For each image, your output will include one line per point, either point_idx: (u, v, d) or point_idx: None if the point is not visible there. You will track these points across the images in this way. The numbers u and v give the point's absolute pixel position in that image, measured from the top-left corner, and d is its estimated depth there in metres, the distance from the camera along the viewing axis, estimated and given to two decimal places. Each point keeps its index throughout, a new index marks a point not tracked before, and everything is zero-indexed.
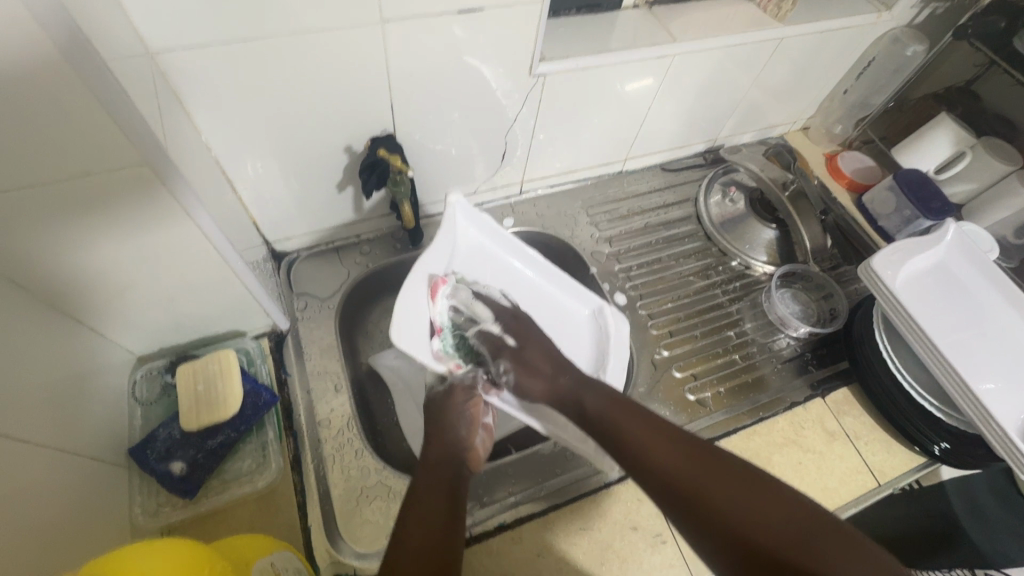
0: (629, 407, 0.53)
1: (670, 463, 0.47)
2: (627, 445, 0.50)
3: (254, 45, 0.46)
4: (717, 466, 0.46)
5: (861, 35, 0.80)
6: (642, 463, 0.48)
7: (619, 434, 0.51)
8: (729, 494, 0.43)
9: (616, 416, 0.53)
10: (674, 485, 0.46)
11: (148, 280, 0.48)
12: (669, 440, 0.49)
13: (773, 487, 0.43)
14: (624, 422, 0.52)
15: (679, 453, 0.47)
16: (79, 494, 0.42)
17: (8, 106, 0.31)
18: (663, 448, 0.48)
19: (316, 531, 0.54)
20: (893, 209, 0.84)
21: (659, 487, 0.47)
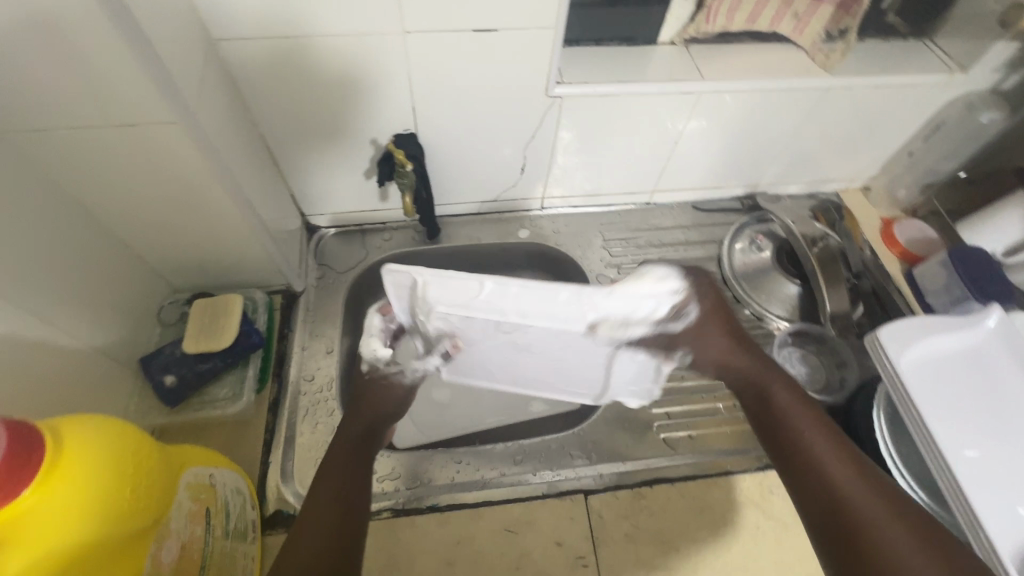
0: (823, 421, 0.54)
1: (842, 484, 0.47)
2: (806, 460, 0.51)
3: (293, 41, 0.55)
4: (884, 500, 0.46)
5: (926, 95, 0.75)
6: (814, 478, 0.49)
7: (795, 436, 0.53)
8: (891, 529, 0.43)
9: (798, 414, 0.54)
10: (834, 506, 0.46)
11: (180, 223, 0.58)
12: (851, 463, 0.49)
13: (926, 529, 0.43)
14: (810, 430, 0.53)
15: (857, 477, 0.48)
16: (84, 380, 0.52)
17: (75, 64, 0.40)
18: (843, 465, 0.49)
19: (272, 468, 0.61)
20: (943, 286, 0.76)
21: (817, 498, 0.48)
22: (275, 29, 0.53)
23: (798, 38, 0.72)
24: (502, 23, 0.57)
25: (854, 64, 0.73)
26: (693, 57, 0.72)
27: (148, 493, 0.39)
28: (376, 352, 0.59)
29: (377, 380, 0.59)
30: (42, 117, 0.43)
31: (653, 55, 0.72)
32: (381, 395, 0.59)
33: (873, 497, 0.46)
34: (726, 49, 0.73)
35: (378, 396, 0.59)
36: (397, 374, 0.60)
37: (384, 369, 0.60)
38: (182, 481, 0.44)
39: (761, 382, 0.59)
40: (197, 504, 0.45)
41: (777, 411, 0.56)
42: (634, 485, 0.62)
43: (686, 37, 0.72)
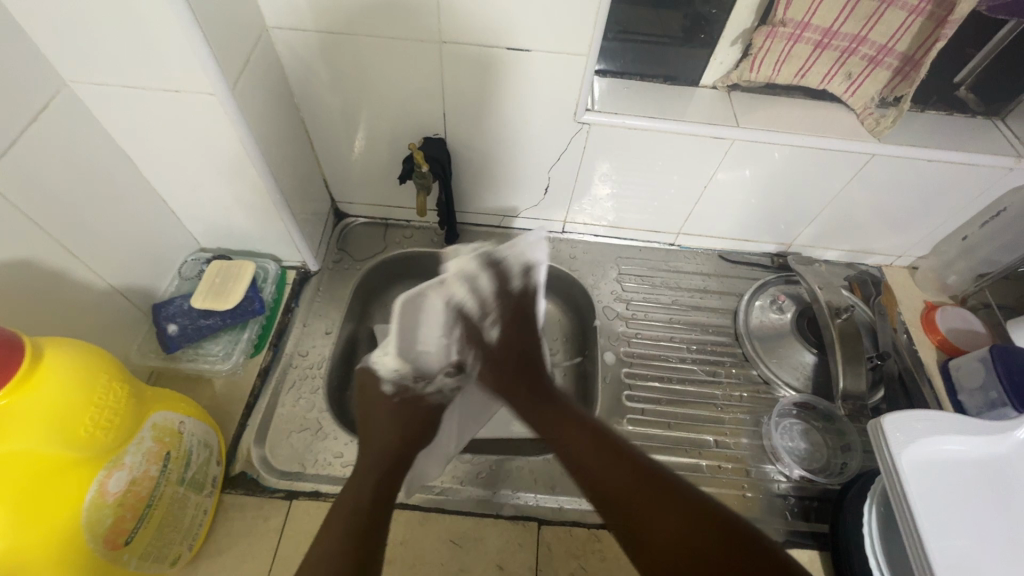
0: (592, 427, 0.50)
1: (620, 474, 0.45)
2: (580, 466, 0.47)
3: (338, 37, 0.59)
4: (653, 483, 0.43)
5: (986, 178, 0.70)
6: (593, 483, 0.46)
7: (561, 443, 0.50)
8: (671, 509, 0.41)
9: (564, 433, 0.50)
10: (619, 493, 0.44)
11: (209, 188, 0.62)
12: (614, 454, 0.47)
13: (700, 503, 0.41)
14: (573, 436, 0.50)
15: (627, 464, 0.45)
16: (94, 313, 0.57)
17: (131, 29, 0.44)
18: (613, 457, 0.46)
19: (247, 431, 0.63)
20: (979, 386, 0.70)
21: (607, 501, 0.44)
22: (323, 24, 0.58)
23: (850, 99, 0.69)
24: (535, 44, 0.58)
25: (907, 134, 0.69)
26: (733, 104, 0.70)
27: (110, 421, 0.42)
28: (396, 370, 0.59)
29: (412, 400, 0.58)
30: (99, 73, 0.48)
31: (692, 96, 0.71)
32: (420, 416, 0.58)
33: (633, 477, 0.44)
34: (769, 100, 0.71)
35: (411, 411, 0.58)
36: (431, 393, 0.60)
37: (414, 386, 0.60)
38: (148, 419, 0.47)
39: (530, 408, 0.54)
40: (157, 445, 0.47)
41: (556, 442, 0.50)
42: (592, 526, 0.60)
43: (729, 82, 0.70)
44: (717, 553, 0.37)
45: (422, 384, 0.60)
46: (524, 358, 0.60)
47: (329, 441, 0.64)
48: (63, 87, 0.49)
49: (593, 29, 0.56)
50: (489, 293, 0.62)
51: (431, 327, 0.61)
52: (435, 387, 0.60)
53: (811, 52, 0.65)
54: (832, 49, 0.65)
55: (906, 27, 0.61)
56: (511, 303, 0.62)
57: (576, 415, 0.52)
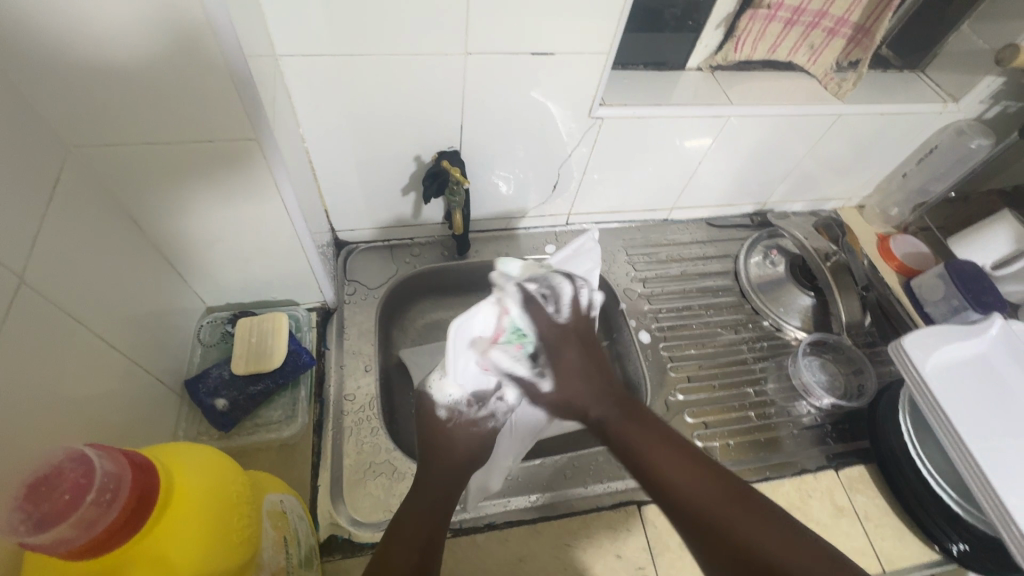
0: (667, 437, 0.51)
1: (702, 494, 0.45)
2: (658, 474, 0.48)
3: (355, 60, 0.55)
4: (739, 502, 0.44)
5: (923, 122, 0.82)
6: (673, 496, 0.46)
7: (647, 461, 0.49)
8: (758, 534, 0.42)
9: (641, 437, 0.51)
10: (697, 509, 0.45)
11: (232, 242, 0.56)
12: (695, 468, 0.47)
13: (790, 528, 0.42)
14: (655, 449, 0.50)
15: (706, 482, 0.46)
16: (138, 405, 0.50)
17: (172, 77, 0.39)
18: (694, 475, 0.47)
19: (322, 492, 0.59)
20: (941, 298, 0.82)
21: (681, 514, 0.45)
22: (338, 47, 0.53)
23: (811, 67, 0.77)
24: (559, 48, 0.59)
25: (861, 92, 0.79)
26: (718, 82, 0.76)
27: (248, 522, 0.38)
28: (452, 396, 0.58)
29: (468, 425, 0.59)
30: (122, 129, 0.42)
31: (682, 79, 0.75)
32: (472, 441, 0.58)
33: (716, 495, 0.45)
34: (747, 75, 0.78)
35: (463, 441, 0.58)
36: (489, 421, 0.59)
37: (469, 412, 0.59)
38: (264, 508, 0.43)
39: (600, 412, 0.54)
40: (277, 532, 0.44)
41: (626, 443, 0.51)
42: None
43: (713, 64, 0.76)
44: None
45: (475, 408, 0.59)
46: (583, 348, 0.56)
47: (409, 480, 0.62)
48: (69, 153, 0.42)
49: (616, 27, 0.58)
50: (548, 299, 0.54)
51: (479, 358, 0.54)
52: (489, 411, 0.59)
53: (783, 29, 0.72)
54: (799, 25, 0.72)
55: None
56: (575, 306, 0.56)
57: (660, 425, 0.52)
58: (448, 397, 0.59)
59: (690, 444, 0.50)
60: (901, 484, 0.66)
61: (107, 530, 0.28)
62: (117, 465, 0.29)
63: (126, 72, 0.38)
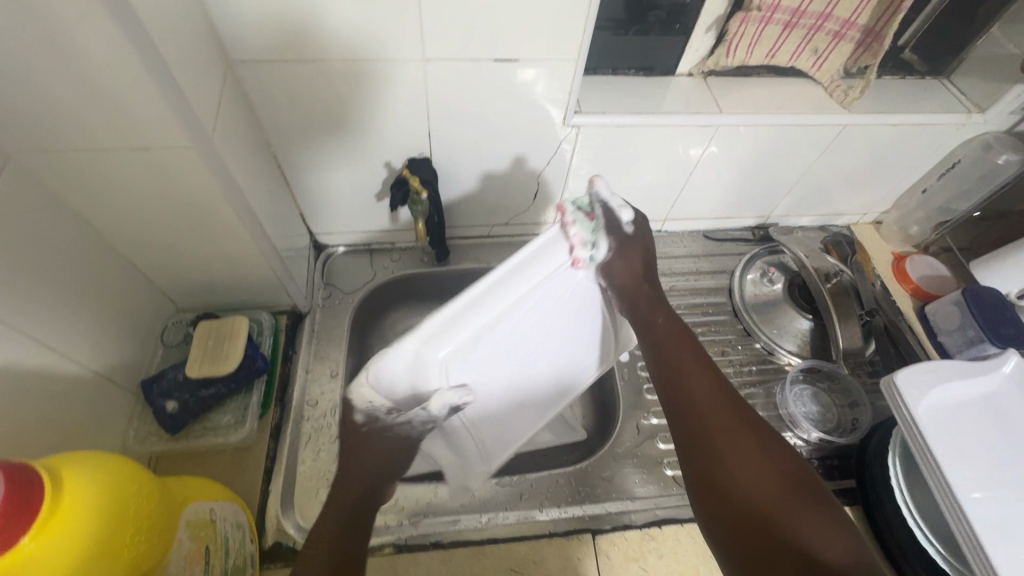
0: (711, 372, 0.51)
1: (722, 424, 0.47)
2: (687, 394, 0.50)
3: (312, 65, 0.54)
4: (754, 444, 0.45)
5: (941, 135, 0.75)
6: (691, 415, 0.48)
7: (682, 383, 0.50)
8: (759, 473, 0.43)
9: (690, 366, 0.51)
10: (707, 435, 0.46)
11: (187, 246, 0.57)
12: (726, 405, 0.48)
13: (795, 480, 0.43)
14: (699, 378, 0.50)
15: (729, 418, 0.47)
16: (85, 405, 0.51)
17: (94, 86, 0.39)
18: (723, 408, 0.48)
19: (272, 499, 0.59)
20: (956, 327, 0.75)
21: (689, 430, 0.48)
22: (293, 52, 0.53)
23: (816, 73, 0.72)
24: (523, 54, 0.57)
25: (871, 101, 0.72)
26: (710, 89, 0.71)
27: (149, 535, 0.38)
28: (374, 403, 0.43)
29: (381, 432, 0.44)
30: (57, 138, 0.43)
31: (670, 85, 0.72)
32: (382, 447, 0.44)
33: (734, 430, 0.46)
34: (743, 82, 0.73)
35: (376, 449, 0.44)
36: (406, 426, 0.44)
37: (387, 419, 0.44)
38: (182, 518, 0.43)
39: (647, 317, 0.55)
40: (196, 542, 0.44)
41: (655, 342, 0.54)
42: (643, 526, 0.61)
43: (705, 69, 0.72)
44: (786, 524, 0.40)
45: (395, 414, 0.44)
46: (637, 274, 0.55)
47: None
48: (11, 160, 0.43)
49: (584, 31, 0.55)
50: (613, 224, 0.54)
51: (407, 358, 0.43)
52: (408, 419, 0.43)
53: (782, 32, 0.67)
54: (800, 28, 0.67)
55: (867, 1, 0.64)
56: (637, 242, 0.56)
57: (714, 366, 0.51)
58: (370, 395, 0.43)
59: (733, 388, 0.50)
60: (884, 531, 0.61)
61: None
62: None
63: (48, 82, 0.39)
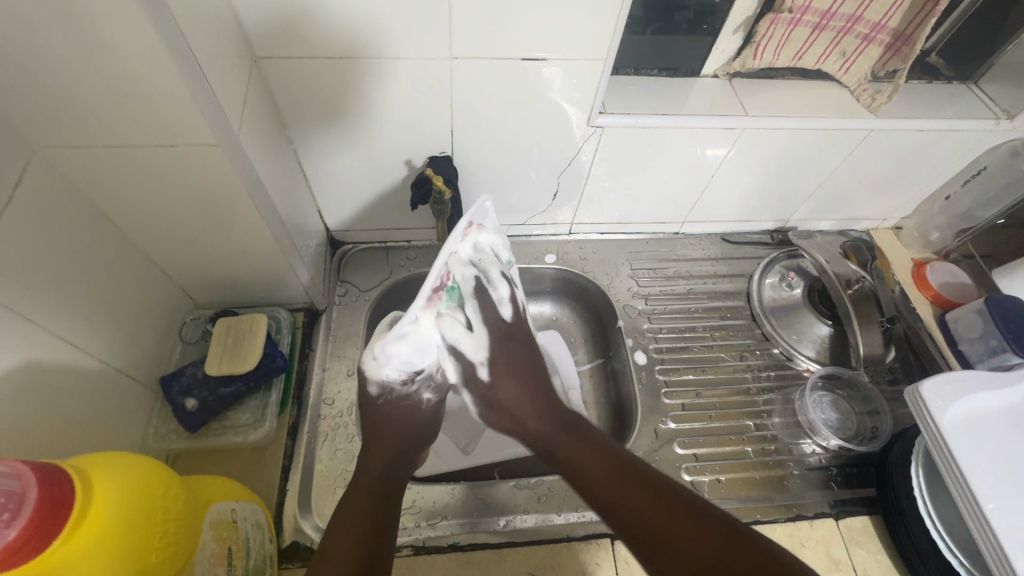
0: (562, 422, 0.51)
1: (615, 492, 0.45)
2: (578, 471, 0.47)
3: (337, 62, 0.54)
4: (657, 492, 0.44)
5: (969, 141, 0.73)
6: (584, 487, 0.46)
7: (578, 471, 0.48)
8: (695, 540, 0.40)
9: (579, 454, 0.48)
10: (629, 520, 0.43)
11: (207, 243, 0.56)
12: (606, 459, 0.47)
13: (719, 530, 0.40)
14: (579, 449, 0.49)
15: (620, 476, 0.46)
16: (107, 403, 0.51)
17: (125, 84, 0.39)
18: (602, 465, 0.47)
19: (289, 497, 0.58)
20: (978, 335, 0.74)
21: (605, 507, 0.45)
22: (317, 49, 0.52)
23: (843, 77, 0.71)
24: (550, 53, 0.56)
25: (898, 106, 0.72)
26: (735, 91, 0.70)
27: (176, 538, 0.38)
28: (385, 377, 0.54)
29: (400, 401, 0.56)
30: (82, 136, 0.42)
31: (695, 87, 0.71)
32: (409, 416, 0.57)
33: (647, 500, 0.43)
34: (768, 84, 0.72)
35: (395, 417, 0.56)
36: (425, 394, 0.58)
37: (402, 388, 0.56)
38: (205, 519, 0.42)
39: (534, 421, 0.52)
40: (219, 544, 0.43)
41: (545, 439, 0.51)
42: None
43: (730, 70, 0.71)
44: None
45: (411, 384, 0.56)
46: (530, 395, 0.53)
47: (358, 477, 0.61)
48: (34, 155, 0.43)
49: (613, 32, 0.55)
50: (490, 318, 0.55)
51: (408, 353, 0.53)
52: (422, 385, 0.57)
53: (810, 34, 0.67)
54: (828, 30, 0.66)
55: (899, 5, 0.64)
56: (507, 343, 0.55)
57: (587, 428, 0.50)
58: (382, 376, 0.54)
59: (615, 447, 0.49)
60: (904, 540, 0.61)
61: (4, 549, 0.28)
62: (20, 484, 0.29)
63: (75, 81, 0.38)
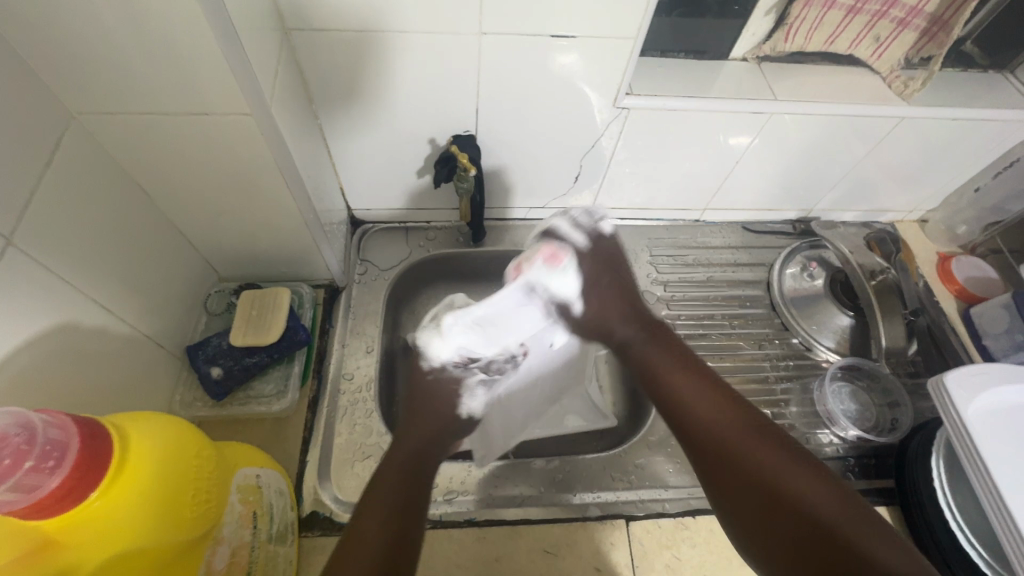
0: (685, 359, 0.54)
1: (714, 419, 0.48)
2: (673, 394, 0.52)
3: (367, 35, 0.54)
4: (751, 421, 0.47)
5: (1005, 131, 0.72)
6: (680, 411, 0.51)
7: (674, 392, 0.52)
8: (772, 458, 0.45)
9: (668, 370, 0.54)
10: (723, 440, 0.47)
11: (235, 214, 0.57)
12: (715, 394, 0.50)
13: (802, 455, 0.45)
14: (671, 368, 0.54)
15: (724, 407, 0.49)
16: (136, 369, 0.52)
17: (161, 50, 0.39)
18: (704, 392, 0.50)
19: (310, 467, 0.59)
20: (1003, 330, 0.73)
21: (694, 437, 0.49)
22: (349, 23, 0.52)
23: (875, 62, 0.70)
24: (580, 31, 0.55)
25: (931, 94, 0.70)
26: (764, 75, 0.69)
27: (208, 497, 0.39)
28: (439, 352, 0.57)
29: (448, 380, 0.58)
30: (118, 101, 0.43)
31: (723, 70, 0.70)
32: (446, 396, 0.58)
33: (738, 426, 0.47)
34: (798, 69, 0.70)
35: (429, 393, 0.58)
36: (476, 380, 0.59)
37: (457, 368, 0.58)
38: (233, 483, 0.43)
39: (631, 340, 0.57)
40: (245, 507, 0.44)
41: (642, 363, 0.56)
42: (677, 514, 0.61)
43: (760, 54, 0.70)
44: (795, 490, 0.43)
45: (466, 367, 0.58)
46: (620, 312, 0.59)
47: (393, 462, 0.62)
48: (71, 120, 0.43)
49: (645, 9, 0.54)
50: (575, 253, 0.58)
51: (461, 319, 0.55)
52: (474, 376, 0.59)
53: (844, 18, 0.65)
54: (863, 14, 0.65)
55: None
56: (600, 257, 0.60)
57: (679, 343, 0.56)
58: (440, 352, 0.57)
59: (700, 361, 0.54)
60: (922, 532, 0.60)
61: (49, 495, 0.30)
62: (64, 434, 0.31)
63: (113, 46, 0.38)
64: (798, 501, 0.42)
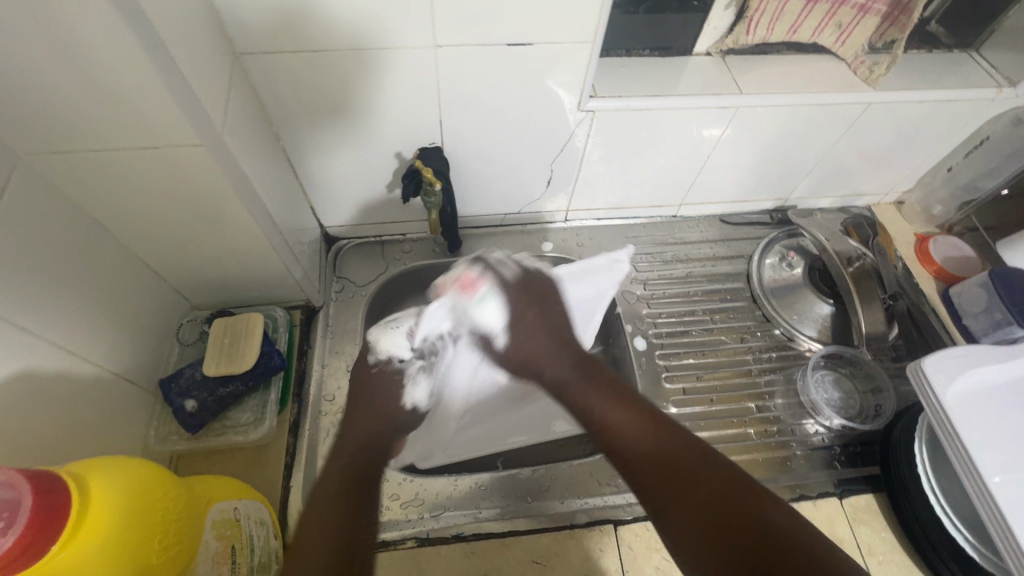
0: (615, 383, 0.52)
1: (650, 443, 0.46)
2: (608, 422, 0.49)
3: (320, 55, 0.53)
4: (683, 442, 0.46)
5: (972, 111, 0.72)
6: (616, 439, 0.48)
7: (603, 419, 0.49)
8: (711, 477, 0.42)
9: (599, 398, 0.51)
10: (661, 463, 0.44)
11: (200, 243, 0.56)
12: (648, 421, 0.48)
13: (736, 472, 0.43)
14: (600, 399, 0.51)
15: (654, 429, 0.47)
16: (107, 407, 0.52)
17: (102, 87, 0.38)
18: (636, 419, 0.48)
19: (293, 493, 0.59)
20: (982, 309, 0.73)
21: (632, 465, 0.46)
22: (300, 43, 0.51)
23: (839, 49, 0.69)
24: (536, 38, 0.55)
25: (896, 77, 0.70)
26: (729, 68, 0.69)
27: (177, 538, 0.38)
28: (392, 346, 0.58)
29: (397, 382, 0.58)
30: (64, 141, 0.42)
31: (687, 66, 0.69)
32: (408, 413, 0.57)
33: (674, 446, 0.45)
34: (763, 60, 0.70)
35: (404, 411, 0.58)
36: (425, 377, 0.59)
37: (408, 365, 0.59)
38: (207, 519, 0.43)
39: (559, 361, 0.55)
40: (223, 543, 0.44)
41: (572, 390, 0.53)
42: None
43: (723, 48, 0.69)
44: (733, 501, 0.41)
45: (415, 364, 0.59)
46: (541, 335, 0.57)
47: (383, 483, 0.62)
48: (19, 161, 0.42)
49: (599, 13, 0.53)
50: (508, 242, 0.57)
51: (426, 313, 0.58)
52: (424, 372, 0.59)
53: (804, 7, 0.65)
54: (822, 2, 0.65)
55: None
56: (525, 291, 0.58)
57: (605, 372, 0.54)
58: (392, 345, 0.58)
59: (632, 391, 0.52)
60: (909, 518, 0.60)
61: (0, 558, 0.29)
62: (15, 493, 0.30)
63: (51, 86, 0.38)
64: (740, 515, 0.40)
